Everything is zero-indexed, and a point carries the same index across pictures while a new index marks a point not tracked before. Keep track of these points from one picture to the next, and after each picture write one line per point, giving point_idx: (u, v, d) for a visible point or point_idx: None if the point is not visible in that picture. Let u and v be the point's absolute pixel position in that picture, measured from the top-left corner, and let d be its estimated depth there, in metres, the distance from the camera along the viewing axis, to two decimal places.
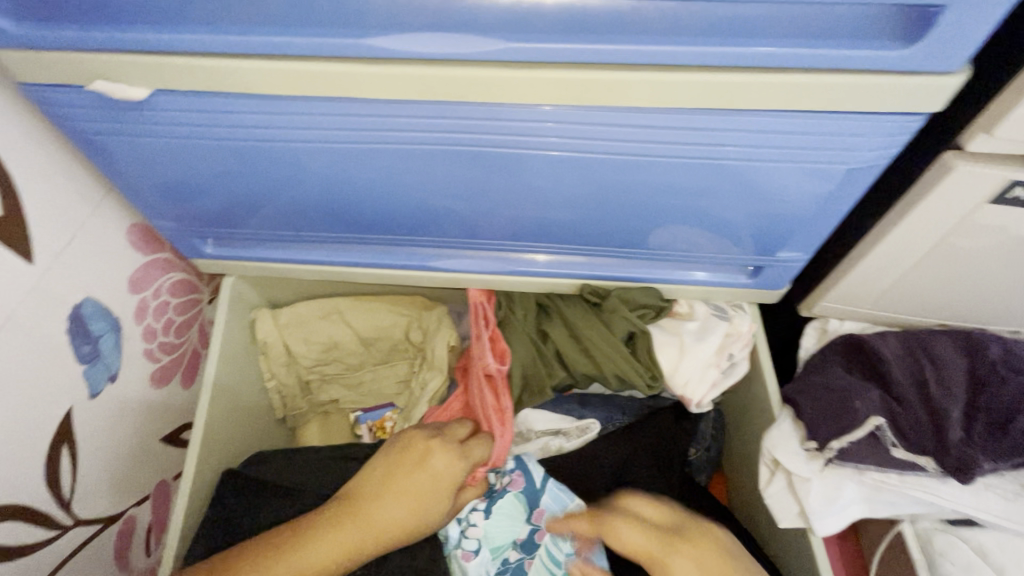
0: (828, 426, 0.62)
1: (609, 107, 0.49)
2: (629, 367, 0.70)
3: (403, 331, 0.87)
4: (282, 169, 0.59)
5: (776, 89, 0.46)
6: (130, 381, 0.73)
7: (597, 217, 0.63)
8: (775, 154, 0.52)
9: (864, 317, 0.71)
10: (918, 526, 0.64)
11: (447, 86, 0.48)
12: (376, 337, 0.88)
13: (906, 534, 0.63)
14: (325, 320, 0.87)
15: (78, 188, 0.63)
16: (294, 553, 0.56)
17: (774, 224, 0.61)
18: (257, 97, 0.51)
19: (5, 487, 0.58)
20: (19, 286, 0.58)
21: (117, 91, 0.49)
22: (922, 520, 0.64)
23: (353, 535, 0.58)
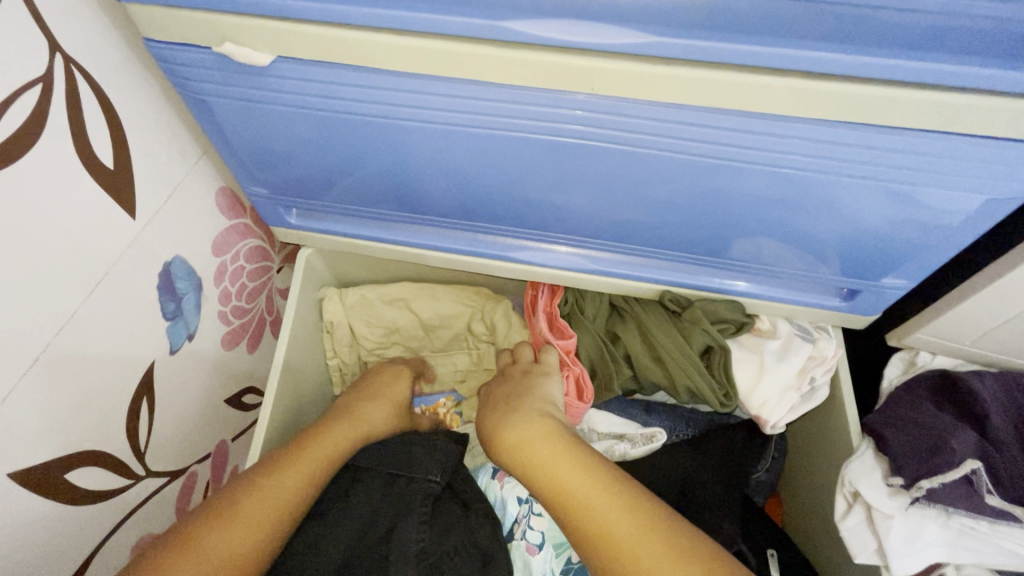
0: (917, 464, 0.59)
1: (737, 111, 0.48)
2: (704, 383, 0.68)
3: (465, 323, 0.86)
4: (384, 146, 0.58)
5: (925, 107, 0.44)
6: (204, 341, 0.74)
7: (695, 225, 0.61)
8: (906, 176, 0.49)
9: (959, 355, 0.67)
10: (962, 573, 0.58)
11: (576, 75, 0.47)
12: (437, 324, 0.87)
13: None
14: (390, 305, 0.86)
15: (179, 147, 0.64)
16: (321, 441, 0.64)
17: (885, 249, 0.58)
18: (378, 71, 0.50)
19: (90, 433, 0.60)
20: (121, 239, 0.59)
21: (242, 54, 0.49)
22: (968, 568, 0.58)
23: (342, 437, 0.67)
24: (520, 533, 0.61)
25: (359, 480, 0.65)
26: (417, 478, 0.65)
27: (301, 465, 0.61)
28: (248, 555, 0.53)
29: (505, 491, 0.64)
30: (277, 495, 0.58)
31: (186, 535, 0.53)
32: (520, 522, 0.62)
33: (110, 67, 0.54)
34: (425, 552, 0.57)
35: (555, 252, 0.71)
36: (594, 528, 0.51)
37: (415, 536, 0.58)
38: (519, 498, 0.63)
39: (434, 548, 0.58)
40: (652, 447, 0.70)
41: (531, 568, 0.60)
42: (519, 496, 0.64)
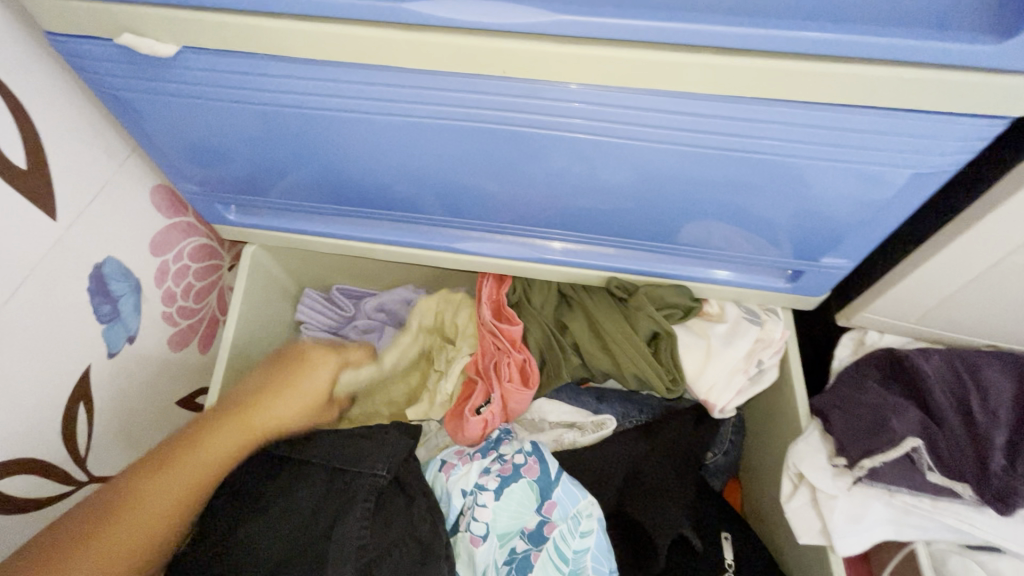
0: (860, 443, 0.59)
1: (659, 91, 0.46)
2: (650, 368, 0.67)
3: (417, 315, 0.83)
4: (309, 137, 0.57)
5: (843, 81, 0.43)
6: (148, 342, 0.73)
7: (633, 208, 0.60)
8: (832, 152, 0.48)
9: (905, 332, 0.67)
10: (933, 547, 0.59)
11: (488, 58, 0.45)
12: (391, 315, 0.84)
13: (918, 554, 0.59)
14: None
15: (103, 145, 0.62)
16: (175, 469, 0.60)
17: (822, 227, 0.57)
18: (289, 60, 0.49)
19: (20, 440, 0.58)
20: (43, 242, 0.57)
21: (145, 47, 0.48)
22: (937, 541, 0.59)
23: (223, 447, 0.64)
24: (465, 524, 0.61)
25: (307, 475, 0.64)
26: (364, 474, 0.63)
27: (192, 468, 0.61)
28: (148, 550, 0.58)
29: (451, 484, 0.64)
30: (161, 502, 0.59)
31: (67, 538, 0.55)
32: (465, 513, 0.62)
33: (15, 64, 0.52)
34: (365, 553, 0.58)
35: (551, 249, 0.69)
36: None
37: (355, 534, 0.58)
38: (463, 490, 0.63)
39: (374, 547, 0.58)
40: (602, 434, 0.70)
41: (476, 560, 0.59)
42: (464, 487, 0.63)
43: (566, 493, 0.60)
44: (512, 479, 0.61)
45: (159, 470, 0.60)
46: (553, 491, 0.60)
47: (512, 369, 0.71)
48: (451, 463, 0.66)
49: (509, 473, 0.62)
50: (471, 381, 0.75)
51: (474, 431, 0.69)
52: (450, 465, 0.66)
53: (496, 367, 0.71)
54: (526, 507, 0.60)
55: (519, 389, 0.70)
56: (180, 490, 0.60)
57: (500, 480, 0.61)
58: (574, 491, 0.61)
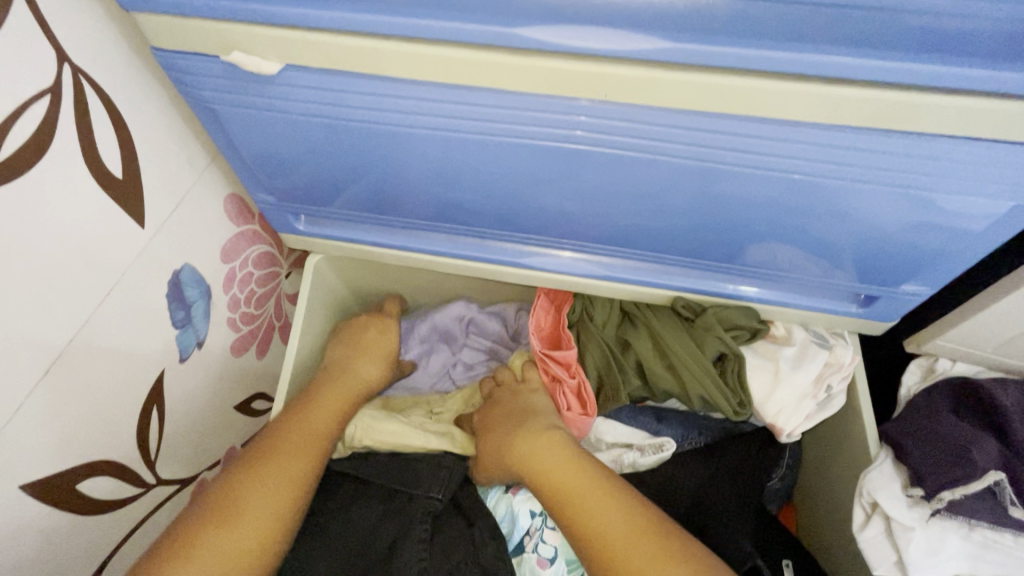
0: (937, 474, 0.58)
1: (758, 118, 0.46)
2: (716, 390, 0.66)
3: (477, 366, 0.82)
4: (393, 153, 0.58)
5: (952, 112, 0.42)
6: (214, 347, 0.74)
7: (710, 230, 0.59)
8: (929, 182, 0.48)
9: (977, 361, 0.66)
10: None
11: (586, 82, 0.46)
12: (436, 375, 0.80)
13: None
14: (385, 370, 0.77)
15: (187, 155, 0.63)
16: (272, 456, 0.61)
17: (906, 254, 0.56)
18: (388, 79, 0.50)
19: (100, 442, 0.59)
20: (131, 249, 0.58)
21: (250, 64, 0.49)
22: None
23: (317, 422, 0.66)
24: (531, 545, 0.60)
25: (363, 500, 0.65)
26: (422, 499, 0.64)
27: (306, 438, 0.64)
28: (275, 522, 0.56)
29: (519, 504, 0.63)
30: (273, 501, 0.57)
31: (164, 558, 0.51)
32: (531, 535, 0.61)
33: (118, 76, 0.54)
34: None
35: (560, 256, 0.70)
36: (600, 536, 0.53)
37: (417, 558, 0.59)
38: (532, 511, 0.62)
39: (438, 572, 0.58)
40: (660, 457, 0.68)
41: None
42: (532, 508, 0.62)
43: None
44: None
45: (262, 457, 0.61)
46: None
47: (569, 394, 0.70)
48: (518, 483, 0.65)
49: None
50: None
51: None
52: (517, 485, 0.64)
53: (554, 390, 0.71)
54: None
55: (580, 417, 0.69)
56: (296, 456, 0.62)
57: None
58: None
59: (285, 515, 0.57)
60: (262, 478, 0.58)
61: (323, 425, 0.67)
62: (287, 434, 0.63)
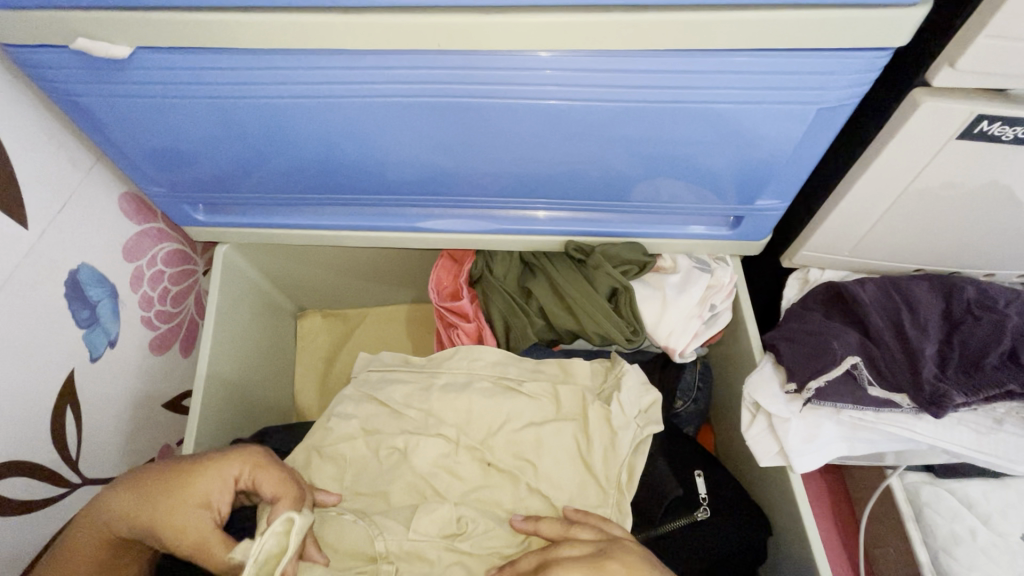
0: (805, 368, 0.63)
1: (585, 52, 0.50)
2: (610, 324, 0.71)
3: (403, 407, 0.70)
4: (267, 128, 0.60)
5: (746, 28, 0.47)
6: (129, 347, 0.75)
7: (589, 171, 0.64)
8: (752, 96, 0.53)
9: (842, 266, 0.72)
10: (907, 483, 0.73)
11: (425, 33, 0.49)
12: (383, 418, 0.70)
13: (893, 489, 0.72)
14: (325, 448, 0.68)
15: (68, 154, 0.64)
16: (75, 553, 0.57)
17: (755, 169, 0.61)
18: (238, 52, 0.52)
19: (8, 445, 0.60)
20: (17, 249, 0.59)
21: (99, 49, 0.50)
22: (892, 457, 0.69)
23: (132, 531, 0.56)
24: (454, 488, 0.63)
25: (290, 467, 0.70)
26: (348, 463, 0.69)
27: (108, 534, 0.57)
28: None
29: None
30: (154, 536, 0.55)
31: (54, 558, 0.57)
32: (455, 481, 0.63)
33: None
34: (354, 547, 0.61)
35: (537, 219, 0.73)
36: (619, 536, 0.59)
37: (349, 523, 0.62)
38: None
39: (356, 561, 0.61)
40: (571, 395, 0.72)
41: None
42: None
43: None
44: None
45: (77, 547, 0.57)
46: None
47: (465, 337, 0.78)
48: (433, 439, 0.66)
49: None
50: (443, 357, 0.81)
51: None
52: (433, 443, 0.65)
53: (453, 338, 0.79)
54: None
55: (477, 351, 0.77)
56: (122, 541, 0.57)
57: None
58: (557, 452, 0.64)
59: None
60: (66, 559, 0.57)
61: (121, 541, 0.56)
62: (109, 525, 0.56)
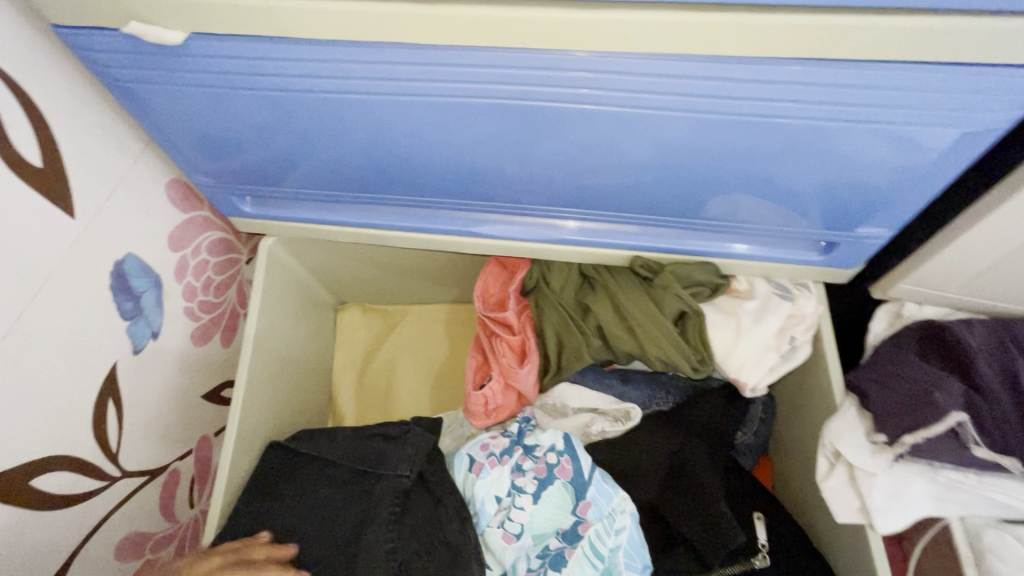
0: (899, 419, 0.57)
1: (685, 56, 0.44)
2: (676, 350, 0.65)
3: None
4: (321, 123, 0.55)
5: (887, 34, 0.40)
6: (170, 338, 0.73)
7: (657, 184, 0.57)
8: (876, 114, 0.45)
9: (944, 302, 0.64)
10: None
11: (504, 28, 0.43)
12: None
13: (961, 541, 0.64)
14: None
15: (116, 139, 0.61)
16: None
17: (863, 194, 0.54)
18: (297, 41, 0.47)
19: (51, 438, 0.59)
20: (63, 238, 0.57)
21: (152, 34, 0.47)
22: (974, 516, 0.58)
23: None
24: (497, 522, 0.59)
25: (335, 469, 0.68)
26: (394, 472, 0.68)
27: None
28: None
29: (482, 488, 0.61)
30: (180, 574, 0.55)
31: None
32: (498, 513, 0.60)
33: (27, 59, 0.52)
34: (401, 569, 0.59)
35: (562, 228, 0.67)
36: None
37: (384, 538, 0.60)
38: (497, 495, 0.61)
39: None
40: (628, 426, 0.68)
41: (505, 555, 0.58)
42: (496, 493, 0.61)
43: (600, 492, 0.58)
44: (549, 481, 0.59)
45: None
46: (587, 491, 0.58)
47: (507, 351, 0.71)
48: (479, 463, 0.63)
49: (544, 476, 0.60)
50: (480, 373, 0.74)
51: (475, 408, 0.72)
52: (479, 465, 0.63)
53: (494, 350, 0.72)
54: (562, 508, 0.59)
55: (517, 368, 0.70)
56: None
57: (537, 483, 0.59)
58: (607, 489, 0.58)
59: None
60: None
61: None
62: None
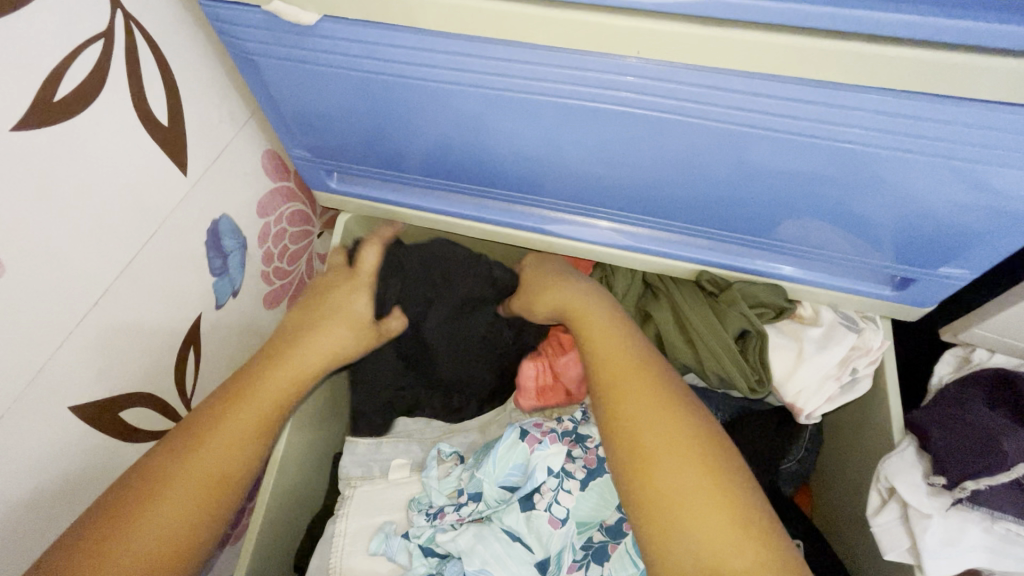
0: (959, 464, 0.56)
1: (797, 79, 0.44)
2: (734, 368, 0.66)
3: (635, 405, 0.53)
4: (421, 110, 0.58)
5: (1010, 77, 0.40)
6: (247, 298, 0.77)
7: (731, 201, 0.58)
8: (982, 155, 0.45)
9: (1018, 353, 0.63)
10: None
11: (618, 36, 0.45)
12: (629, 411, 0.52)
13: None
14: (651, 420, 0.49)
15: (228, 108, 0.66)
16: (201, 445, 0.52)
17: (952, 233, 0.53)
18: (416, 31, 0.50)
19: (140, 377, 0.63)
20: (174, 193, 0.61)
21: (289, 13, 0.50)
22: None
23: (257, 411, 0.56)
24: (543, 504, 0.60)
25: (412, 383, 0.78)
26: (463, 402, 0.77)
27: (243, 419, 0.55)
28: (222, 476, 0.52)
29: (537, 458, 0.62)
30: (228, 457, 0.52)
31: (102, 530, 0.47)
32: (544, 494, 0.61)
33: (165, 24, 0.56)
34: (449, 536, 0.61)
35: (619, 232, 0.69)
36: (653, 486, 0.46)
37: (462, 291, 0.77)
38: (550, 467, 0.62)
39: (451, 548, 0.60)
40: None
41: (551, 541, 0.59)
42: (549, 466, 0.62)
43: None
44: (598, 472, 0.63)
45: (199, 439, 0.52)
46: None
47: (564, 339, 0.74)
48: (534, 437, 0.64)
49: (594, 466, 0.63)
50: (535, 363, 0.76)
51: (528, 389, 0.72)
52: (533, 439, 0.64)
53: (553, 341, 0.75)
54: (607, 502, 0.62)
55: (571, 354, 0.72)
56: (261, 411, 0.56)
57: (586, 472, 0.63)
58: None
59: (230, 468, 0.52)
60: (182, 472, 0.50)
61: (250, 423, 0.55)
62: (239, 395, 0.56)
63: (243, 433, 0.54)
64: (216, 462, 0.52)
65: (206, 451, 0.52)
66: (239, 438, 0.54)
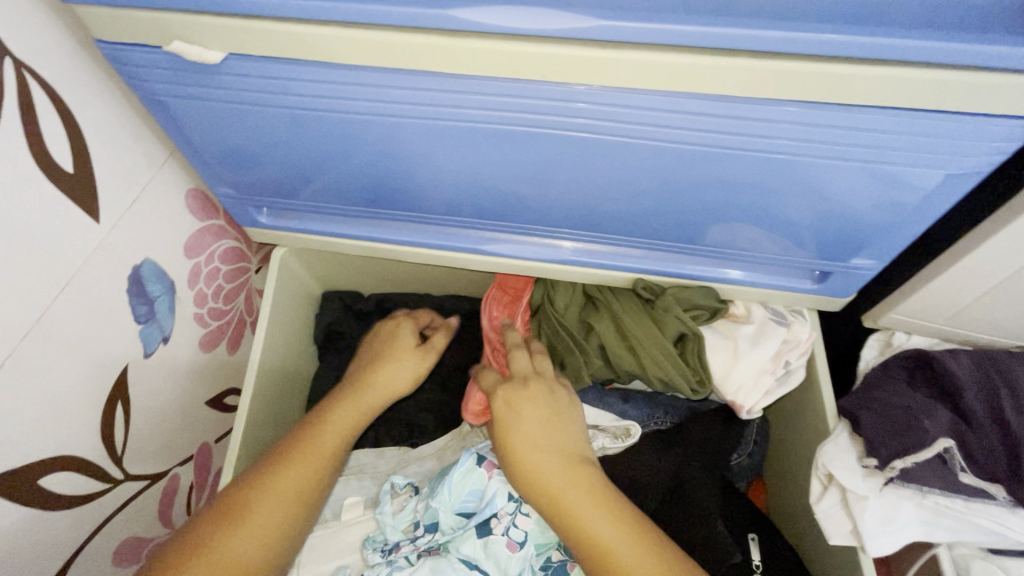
0: (889, 444, 0.58)
1: (696, 93, 0.46)
2: (675, 371, 0.67)
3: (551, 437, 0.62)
4: (343, 142, 0.58)
5: (881, 82, 0.43)
6: (179, 343, 0.74)
7: (654, 211, 0.60)
8: (870, 155, 0.49)
9: (932, 332, 0.67)
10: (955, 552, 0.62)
11: (524, 61, 0.46)
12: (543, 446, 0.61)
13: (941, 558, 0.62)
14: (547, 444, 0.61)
15: (142, 150, 0.64)
16: (264, 492, 0.60)
17: (857, 227, 0.57)
18: (325, 65, 0.50)
19: (61, 439, 0.59)
20: (87, 242, 0.59)
21: (192, 53, 0.49)
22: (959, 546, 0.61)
23: (302, 473, 0.62)
24: (501, 528, 0.60)
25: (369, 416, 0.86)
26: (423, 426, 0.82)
27: (300, 471, 0.62)
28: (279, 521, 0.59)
29: (494, 484, 0.62)
30: (279, 507, 0.59)
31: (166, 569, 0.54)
32: (502, 518, 0.61)
33: (63, 69, 0.54)
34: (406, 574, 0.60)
35: (553, 247, 0.70)
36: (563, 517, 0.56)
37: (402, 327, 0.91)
38: (507, 492, 0.62)
39: None
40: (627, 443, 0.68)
41: (510, 565, 0.59)
42: (508, 491, 0.62)
43: None
44: None
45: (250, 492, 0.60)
46: None
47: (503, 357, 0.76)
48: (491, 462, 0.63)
49: None
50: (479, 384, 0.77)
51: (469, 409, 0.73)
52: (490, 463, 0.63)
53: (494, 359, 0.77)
54: None
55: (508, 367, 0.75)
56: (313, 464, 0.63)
57: None
58: None
59: (282, 522, 0.59)
60: (240, 521, 0.58)
61: (302, 477, 0.62)
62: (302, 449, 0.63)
63: (298, 483, 0.61)
64: (271, 513, 0.59)
65: (258, 503, 0.59)
66: (295, 492, 0.61)
